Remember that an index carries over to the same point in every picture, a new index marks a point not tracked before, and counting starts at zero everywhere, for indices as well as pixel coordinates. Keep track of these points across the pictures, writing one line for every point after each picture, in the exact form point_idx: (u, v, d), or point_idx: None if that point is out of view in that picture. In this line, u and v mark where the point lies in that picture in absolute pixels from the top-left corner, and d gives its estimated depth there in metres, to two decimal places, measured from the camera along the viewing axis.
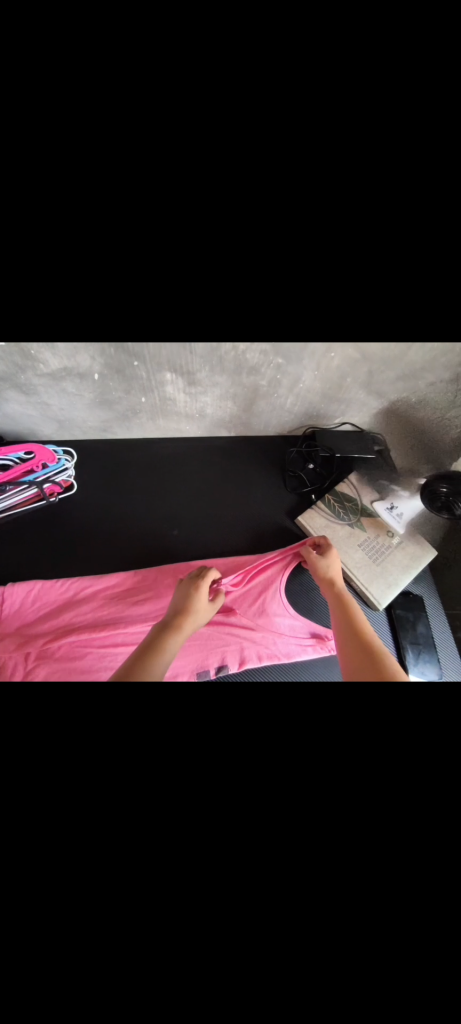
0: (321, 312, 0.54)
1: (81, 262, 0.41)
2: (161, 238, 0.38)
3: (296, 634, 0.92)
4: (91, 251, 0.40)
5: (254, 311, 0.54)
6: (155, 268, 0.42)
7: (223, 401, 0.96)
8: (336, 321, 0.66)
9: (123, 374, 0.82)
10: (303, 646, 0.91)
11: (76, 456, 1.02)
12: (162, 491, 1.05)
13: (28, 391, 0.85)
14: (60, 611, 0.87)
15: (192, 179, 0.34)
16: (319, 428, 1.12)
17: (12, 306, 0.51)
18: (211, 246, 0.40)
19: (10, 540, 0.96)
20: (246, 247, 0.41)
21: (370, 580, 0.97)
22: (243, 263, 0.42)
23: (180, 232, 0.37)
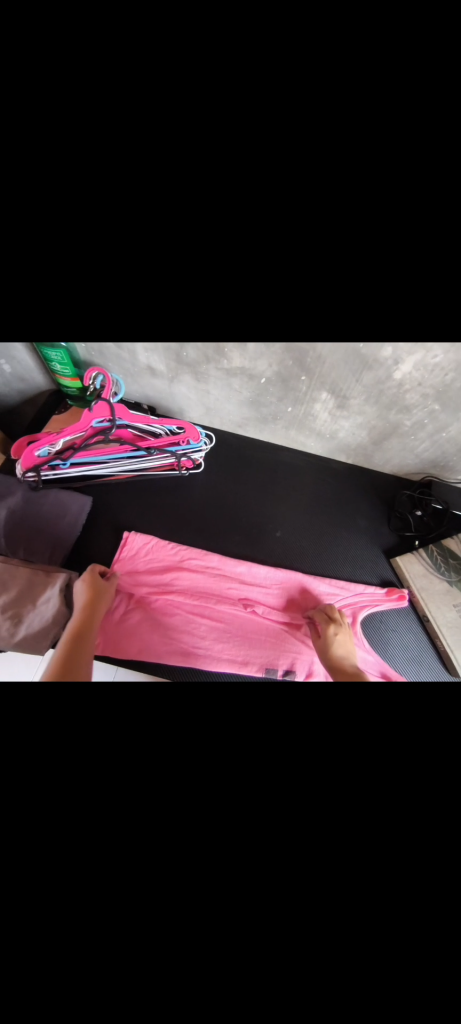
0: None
1: (341, 301, 0.46)
2: (425, 283, 0.40)
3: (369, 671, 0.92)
4: (358, 282, 0.42)
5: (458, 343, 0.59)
6: (405, 300, 0.44)
7: (360, 430, 1.01)
8: None
9: (285, 383, 0.91)
10: None
11: (214, 441, 1.14)
12: (273, 495, 1.14)
13: (200, 378, 0.97)
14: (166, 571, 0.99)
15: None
16: (437, 478, 1.11)
17: (239, 320, 0.59)
18: (457, 291, 0.41)
19: (140, 497, 1.11)
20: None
21: (458, 644, 0.93)
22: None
23: (444, 270, 0.38)
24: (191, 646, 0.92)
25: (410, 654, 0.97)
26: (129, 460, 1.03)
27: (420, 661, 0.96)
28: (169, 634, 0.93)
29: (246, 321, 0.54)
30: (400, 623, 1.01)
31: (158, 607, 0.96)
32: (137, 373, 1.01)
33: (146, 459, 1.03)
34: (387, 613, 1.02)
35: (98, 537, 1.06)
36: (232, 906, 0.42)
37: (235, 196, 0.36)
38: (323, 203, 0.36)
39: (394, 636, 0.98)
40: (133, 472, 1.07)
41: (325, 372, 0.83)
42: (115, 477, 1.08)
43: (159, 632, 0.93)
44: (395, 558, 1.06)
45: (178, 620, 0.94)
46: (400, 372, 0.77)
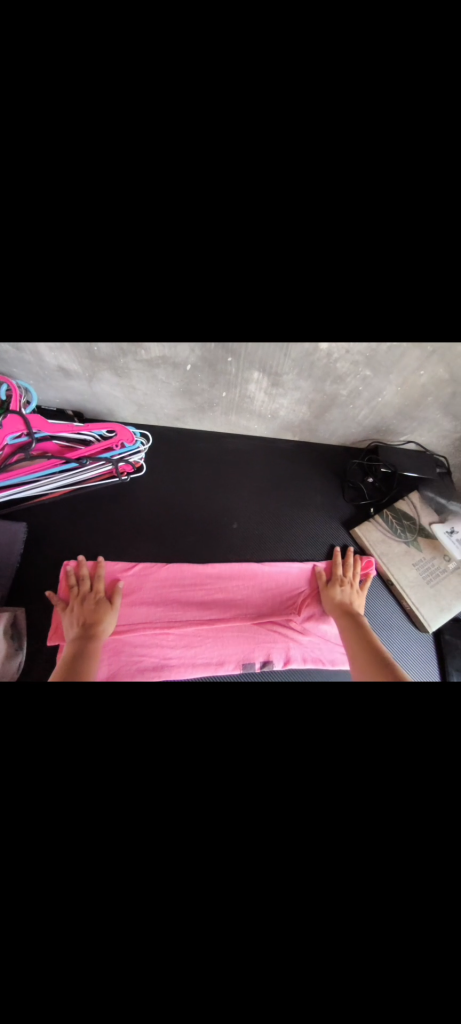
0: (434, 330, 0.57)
1: (239, 279, 0.42)
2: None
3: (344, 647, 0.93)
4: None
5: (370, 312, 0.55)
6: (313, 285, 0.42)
7: (299, 405, 0.98)
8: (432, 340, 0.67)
9: (213, 368, 0.85)
10: None
11: (152, 439, 1.06)
12: (225, 486, 1.09)
13: (121, 373, 0.88)
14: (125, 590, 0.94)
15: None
16: (381, 442, 1.11)
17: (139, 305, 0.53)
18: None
19: (80, 513, 1.01)
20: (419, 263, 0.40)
21: (422, 601, 0.96)
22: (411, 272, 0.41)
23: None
24: (160, 663, 0.87)
25: (380, 618, 0.99)
26: (60, 475, 0.93)
27: (391, 625, 0.99)
28: (135, 656, 0.88)
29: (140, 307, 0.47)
30: (368, 591, 1.02)
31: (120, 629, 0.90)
32: (50, 377, 0.90)
33: (79, 470, 0.94)
34: (355, 584, 1.03)
35: (41, 564, 0.95)
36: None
37: (86, 174, 0.30)
38: (201, 180, 0.33)
39: (363, 606, 1.00)
40: (68, 487, 0.97)
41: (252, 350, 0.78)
42: (48, 496, 0.98)
43: (126, 656, 0.87)
44: (355, 528, 1.07)
45: (143, 639, 0.89)
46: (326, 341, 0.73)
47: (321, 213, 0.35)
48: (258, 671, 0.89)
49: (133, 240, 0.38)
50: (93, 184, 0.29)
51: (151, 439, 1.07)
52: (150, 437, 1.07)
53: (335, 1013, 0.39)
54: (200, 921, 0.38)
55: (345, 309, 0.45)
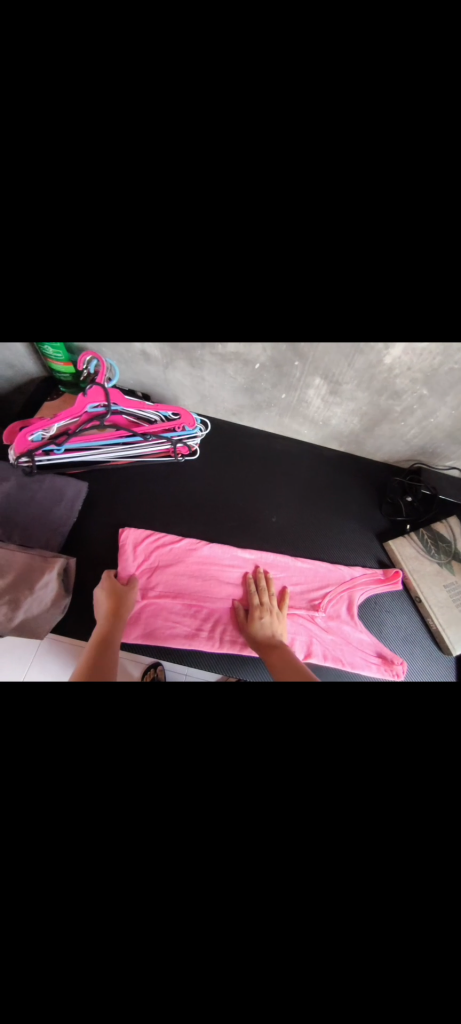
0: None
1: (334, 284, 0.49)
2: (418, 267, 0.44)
3: (365, 652, 0.95)
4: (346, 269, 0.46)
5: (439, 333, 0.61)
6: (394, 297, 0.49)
7: (351, 416, 1.04)
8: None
9: (279, 370, 0.93)
10: (367, 661, 0.94)
11: (209, 429, 1.14)
12: (268, 482, 1.15)
13: (195, 365, 0.98)
14: (165, 560, 1.00)
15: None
16: (425, 464, 1.15)
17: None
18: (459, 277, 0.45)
19: (133, 485, 1.10)
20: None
21: (449, 621, 0.96)
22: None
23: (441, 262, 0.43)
24: (190, 632, 0.93)
25: (403, 633, 1.00)
26: (125, 447, 1.03)
27: (412, 641, 0.99)
28: (168, 620, 0.94)
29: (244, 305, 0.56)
30: (393, 605, 1.03)
31: (158, 592, 0.96)
32: (132, 361, 1.02)
33: (142, 445, 1.04)
34: (382, 595, 1.04)
35: (93, 524, 1.05)
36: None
37: None
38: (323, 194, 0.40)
39: (388, 617, 1.01)
40: (128, 460, 1.07)
41: (319, 357, 0.85)
42: (110, 465, 1.08)
43: (160, 618, 0.94)
44: (388, 541, 1.09)
45: (177, 605, 0.95)
46: (390, 357, 0.80)
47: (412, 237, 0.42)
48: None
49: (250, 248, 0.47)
50: None
51: (209, 428, 1.15)
52: (208, 427, 1.14)
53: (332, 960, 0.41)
54: None
55: (421, 321, 0.51)
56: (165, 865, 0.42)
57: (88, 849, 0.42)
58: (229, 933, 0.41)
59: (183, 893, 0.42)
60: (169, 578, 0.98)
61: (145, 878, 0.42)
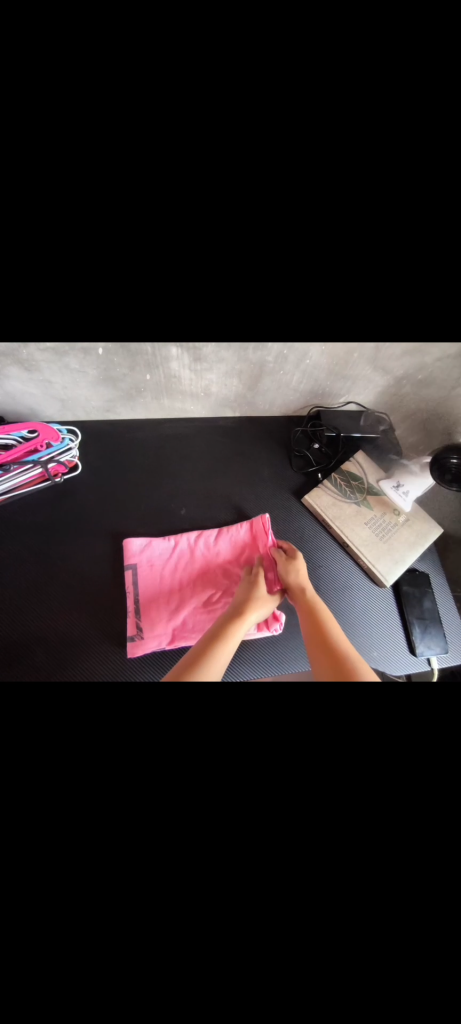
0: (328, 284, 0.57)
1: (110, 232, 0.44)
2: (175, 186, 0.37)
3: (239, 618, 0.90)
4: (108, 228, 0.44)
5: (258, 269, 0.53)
6: (177, 257, 0.49)
7: (228, 378, 0.95)
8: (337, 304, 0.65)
9: (128, 349, 0.81)
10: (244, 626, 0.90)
11: (81, 436, 1.00)
12: (168, 472, 1.05)
13: (31, 367, 0.83)
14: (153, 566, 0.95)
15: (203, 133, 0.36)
16: (322, 407, 1.10)
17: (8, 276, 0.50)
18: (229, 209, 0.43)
19: (14, 523, 0.95)
20: (273, 239, 0.48)
21: (378, 556, 0.97)
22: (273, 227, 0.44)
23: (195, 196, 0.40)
24: (47, 631, 0.87)
25: (340, 581, 1.00)
26: None
27: (351, 586, 0.99)
28: (26, 617, 0.88)
29: None
30: (326, 556, 1.02)
31: (28, 577, 0.91)
32: None
33: (2, 478, 0.88)
34: (313, 550, 1.02)
35: None
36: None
37: None
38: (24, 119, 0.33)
39: (323, 571, 1.00)
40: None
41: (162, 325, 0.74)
42: None
43: (21, 613, 0.88)
44: (305, 495, 1.06)
45: (41, 594, 0.90)
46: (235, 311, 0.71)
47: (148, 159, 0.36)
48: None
49: None
50: None
51: (81, 434, 1.02)
52: (79, 433, 1.01)
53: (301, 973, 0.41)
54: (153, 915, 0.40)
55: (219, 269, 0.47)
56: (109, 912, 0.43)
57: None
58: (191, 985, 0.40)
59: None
60: (36, 566, 0.93)
61: None
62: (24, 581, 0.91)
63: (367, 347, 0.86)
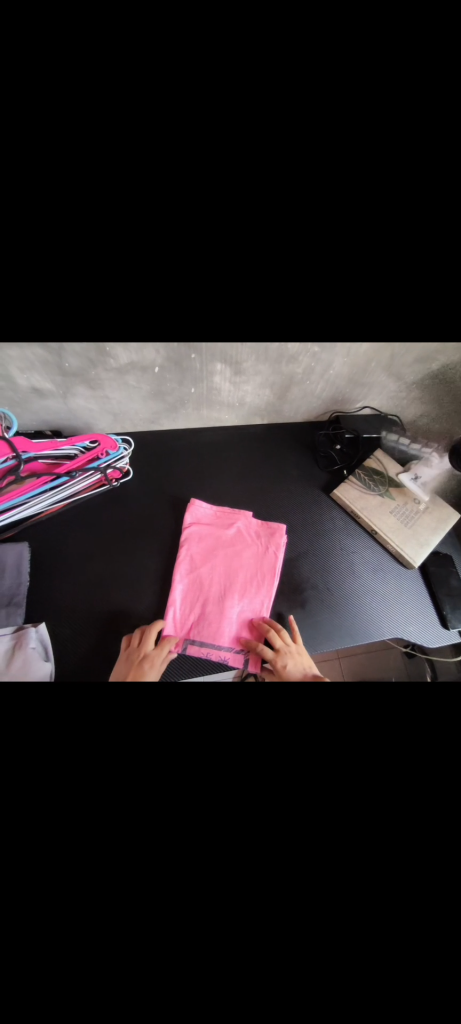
0: (363, 307, 0.70)
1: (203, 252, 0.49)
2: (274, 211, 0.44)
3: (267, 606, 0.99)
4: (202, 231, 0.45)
5: (302, 314, 0.68)
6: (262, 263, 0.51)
7: (261, 390, 1.08)
8: (362, 328, 0.79)
9: (180, 367, 0.94)
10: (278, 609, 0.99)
11: (132, 445, 1.12)
12: (208, 474, 1.16)
13: (94, 386, 0.94)
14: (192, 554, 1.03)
15: (282, 195, 0.47)
16: (342, 411, 1.23)
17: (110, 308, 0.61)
18: (301, 246, 0.52)
19: (75, 526, 1.05)
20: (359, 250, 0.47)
21: (404, 540, 1.07)
22: (339, 253, 0.52)
23: (283, 226, 0.49)
24: (113, 625, 0.94)
25: (372, 566, 1.09)
26: (50, 492, 0.97)
27: (383, 569, 1.09)
28: (94, 614, 0.95)
29: None
30: (357, 544, 1.12)
31: (91, 578, 0.99)
32: (25, 400, 0.95)
33: (68, 484, 0.98)
34: (344, 540, 1.12)
35: (48, 579, 0.98)
36: None
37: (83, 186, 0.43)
38: (164, 198, 0.45)
39: (355, 557, 1.10)
40: (60, 503, 1.01)
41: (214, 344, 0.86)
42: (44, 514, 1.01)
43: (89, 612, 0.95)
44: (333, 490, 1.17)
45: (105, 592, 0.98)
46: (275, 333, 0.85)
47: (242, 220, 0.48)
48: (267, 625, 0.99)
49: (107, 241, 0.48)
50: (98, 194, 0.44)
51: (133, 445, 1.13)
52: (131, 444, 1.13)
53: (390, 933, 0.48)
54: None
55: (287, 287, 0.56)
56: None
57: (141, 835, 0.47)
58: None
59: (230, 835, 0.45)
60: (98, 567, 1.01)
61: None
62: (87, 577, 0.99)
63: (382, 357, 1.00)
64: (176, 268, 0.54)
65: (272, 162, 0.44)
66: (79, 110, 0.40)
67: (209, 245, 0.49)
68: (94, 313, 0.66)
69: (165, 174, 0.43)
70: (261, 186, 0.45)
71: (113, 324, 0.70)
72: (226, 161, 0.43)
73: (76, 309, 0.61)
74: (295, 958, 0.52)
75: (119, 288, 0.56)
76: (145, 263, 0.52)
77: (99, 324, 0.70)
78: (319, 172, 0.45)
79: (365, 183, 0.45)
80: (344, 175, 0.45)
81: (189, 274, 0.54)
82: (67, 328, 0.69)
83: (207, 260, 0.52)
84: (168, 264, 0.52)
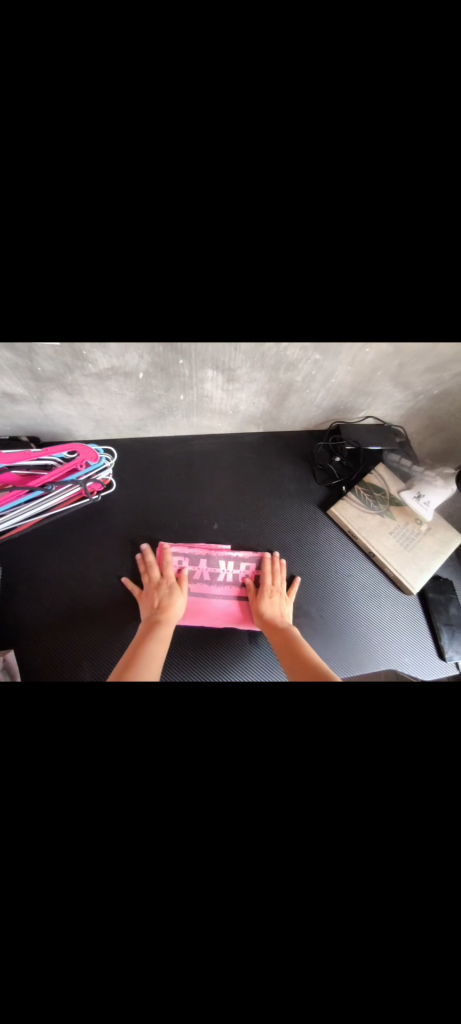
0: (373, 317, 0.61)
1: (177, 288, 0.45)
2: (266, 206, 0.35)
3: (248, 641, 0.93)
4: (170, 258, 0.40)
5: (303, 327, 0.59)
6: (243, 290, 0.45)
7: (257, 397, 0.99)
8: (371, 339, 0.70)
9: (167, 373, 0.85)
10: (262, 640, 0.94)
11: (116, 455, 1.04)
12: (198, 486, 1.09)
13: (72, 392, 0.86)
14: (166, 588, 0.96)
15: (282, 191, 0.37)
16: (343, 421, 1.15)
17: (79, 314, 0.53)
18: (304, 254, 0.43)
19: (52, 542, 0.97)
20: None
21: (404, 566, 1.01)
22: (341, 278, 0.44)
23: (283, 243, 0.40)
24: (90, 655, 0.88)
25: (368, 590, 1.03)
26: (24, 508, 0.89)
27: (380, 594, 1.03)
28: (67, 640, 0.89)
29: (94, 307, 0.50)
30: (353, 566, 1.06)
31: (69, 601, 0.92)
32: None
33: (43, 499, 0.90)
34: (340, 561, 1.06)
35: (21, 599, 0.91)
36: None
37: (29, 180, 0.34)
38: (129, 192, 0.35)
39: (351, 579, 1.04)
40: (37, 519, 0.94)
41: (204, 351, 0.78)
42: (18, 530, 0.94)
43: (62, 638, 0.89)
44: (330, 508, 1.10)
45: (83, 613, 0.91)
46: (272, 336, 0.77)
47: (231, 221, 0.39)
48: (255, 653, 0.93)
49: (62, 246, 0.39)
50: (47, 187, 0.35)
51: (116, 455, 1.05)
52: (114, 454, 1.04)
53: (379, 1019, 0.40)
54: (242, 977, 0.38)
55: None
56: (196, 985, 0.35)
57: (64, 905, 0.35)
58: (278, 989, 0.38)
59: (186, 908, 0.35)
60: (74, 589, 0.94)
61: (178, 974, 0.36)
62: (65, 599, 0.92)
63: (390, 366, 0.91)
64: (155, 285, 0.45)
65: (269, 153, 0.35)
66: (28, 98, 0.32)
67: (187, 252, 0.40)
68: (58, 320, 0.56)
69: (129, 169, 0.34)
70: (254, 185, 0.36)
71: (80, 331, 0.60)
72: (208, 154, 0.35)
73: (29, 315, 0.52)
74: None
75: (79, 293, 0.46)
76: (111, 274, 0.43)
77: (63, 332, 0.60)
78: (328, 165, 0.36)
79: (378, 184, 0.37)
80: (361, 173, 0.36)
81: (166, 282, 0.44)
82: (34, 337, 0.60)
83: (189, 274, 0.43)
84: (140, 272, 0.42)
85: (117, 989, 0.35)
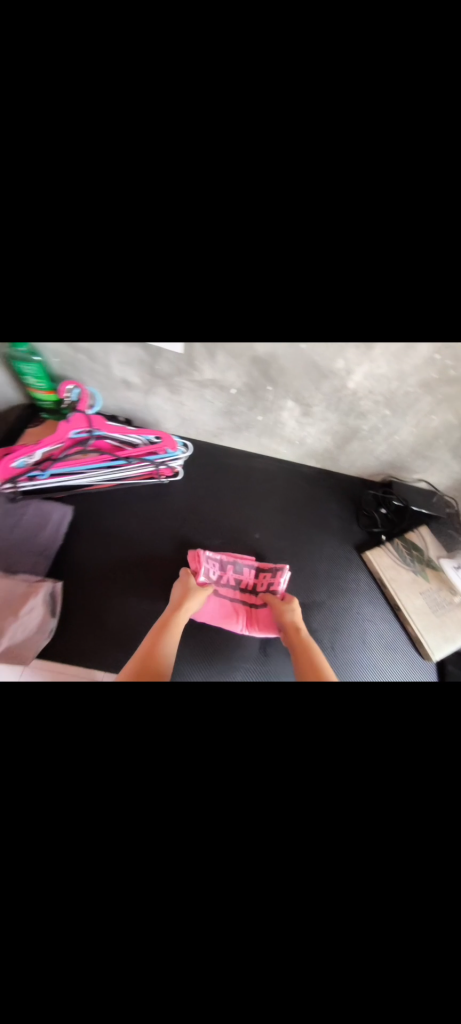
0: None
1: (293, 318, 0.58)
2: (365, 298, 0.50)
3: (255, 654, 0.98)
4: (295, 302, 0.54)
5: None
6: None
7: (324, 434, 1.11)
8: None
9: (254, 394, 1.00)
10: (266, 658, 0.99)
11: (191, 449, 1.19)
12: (249, 498, 1.20)
13: (174, 390, 1.04)
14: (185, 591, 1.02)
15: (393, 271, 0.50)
16: (397, 478, 1.21)
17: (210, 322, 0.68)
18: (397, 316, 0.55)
19: (115, 507, 1.12)
20: None
21: (427, 628, 1.01)
22: None
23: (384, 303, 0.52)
24: (114, 619, 0.98)
25: (386, 642, 1.03)
26: (106, 470, 1.06)
27: (397, 650, 1.02)
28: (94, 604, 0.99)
29: (225, 318, 0.65)
30: (376, 614, 1.06)
31: (114, 561, 1.05)
32: (113, 388, 1.07)
33: (123, 468, 1.07)
34: (364, 606, 1.07)
35: (76, 544, 1.05)
36: (202, 838, 0.48)
37: None
38: None
39: (371, 625, 1.04)
40: (111, 483, 1.10)
41: (296, 360, 0.84)
42: (93, 488, 1.10)
43: (91, 604, 0.99)
44: (366, 553, 1.14)
45: (122, 574, 1.03)
46: (352, 384, 0.89)
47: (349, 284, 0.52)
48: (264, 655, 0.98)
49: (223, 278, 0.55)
50: None
51: (191, 450, 1.19)
52: (190, 449, 1.19)
53: (294, 1000, 0.43)
54: (184, 907, 0.45)
55: None
56: (157, 836, 0.48)
57: None
58: (208, 941, 0.44)
59: None
60: (121, 550, 1.06)
61: (132, 879, 0.45)
62: (112, 557, 1.05)
63: (452, 436, 0.98)
64: (276, 315, 0.59)
65: None
66: None
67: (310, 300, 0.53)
68: (192, 330, 0.73)
69: None
70: None
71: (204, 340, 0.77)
72: None
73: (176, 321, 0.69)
74: (195, 964, 0.44)
75: (219, 311, 0.62)
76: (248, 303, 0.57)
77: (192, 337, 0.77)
78: None
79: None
80: None
81: (286, 314, 0.58)
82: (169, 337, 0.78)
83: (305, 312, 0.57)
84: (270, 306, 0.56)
85: (99, 861, 0.46)
